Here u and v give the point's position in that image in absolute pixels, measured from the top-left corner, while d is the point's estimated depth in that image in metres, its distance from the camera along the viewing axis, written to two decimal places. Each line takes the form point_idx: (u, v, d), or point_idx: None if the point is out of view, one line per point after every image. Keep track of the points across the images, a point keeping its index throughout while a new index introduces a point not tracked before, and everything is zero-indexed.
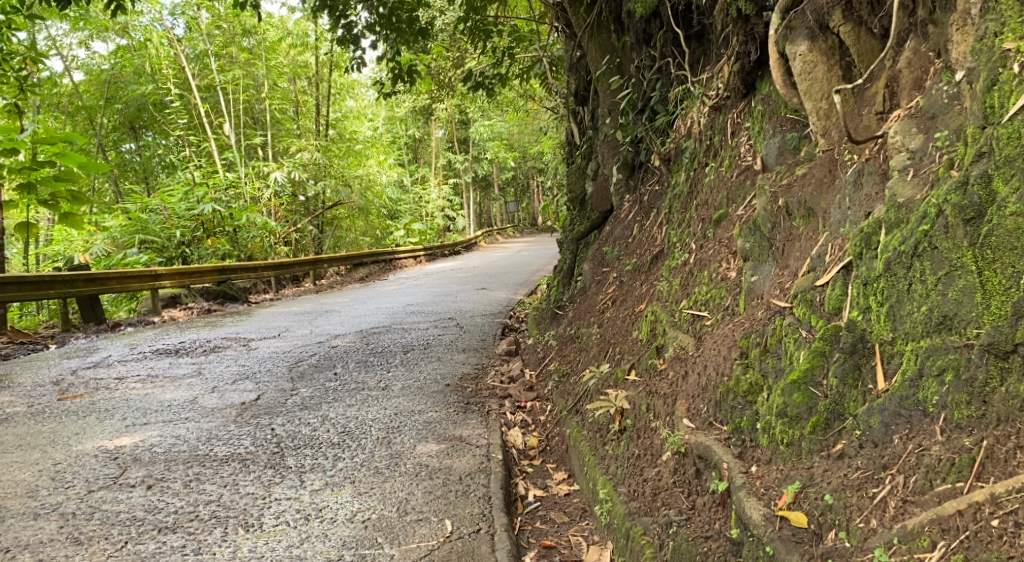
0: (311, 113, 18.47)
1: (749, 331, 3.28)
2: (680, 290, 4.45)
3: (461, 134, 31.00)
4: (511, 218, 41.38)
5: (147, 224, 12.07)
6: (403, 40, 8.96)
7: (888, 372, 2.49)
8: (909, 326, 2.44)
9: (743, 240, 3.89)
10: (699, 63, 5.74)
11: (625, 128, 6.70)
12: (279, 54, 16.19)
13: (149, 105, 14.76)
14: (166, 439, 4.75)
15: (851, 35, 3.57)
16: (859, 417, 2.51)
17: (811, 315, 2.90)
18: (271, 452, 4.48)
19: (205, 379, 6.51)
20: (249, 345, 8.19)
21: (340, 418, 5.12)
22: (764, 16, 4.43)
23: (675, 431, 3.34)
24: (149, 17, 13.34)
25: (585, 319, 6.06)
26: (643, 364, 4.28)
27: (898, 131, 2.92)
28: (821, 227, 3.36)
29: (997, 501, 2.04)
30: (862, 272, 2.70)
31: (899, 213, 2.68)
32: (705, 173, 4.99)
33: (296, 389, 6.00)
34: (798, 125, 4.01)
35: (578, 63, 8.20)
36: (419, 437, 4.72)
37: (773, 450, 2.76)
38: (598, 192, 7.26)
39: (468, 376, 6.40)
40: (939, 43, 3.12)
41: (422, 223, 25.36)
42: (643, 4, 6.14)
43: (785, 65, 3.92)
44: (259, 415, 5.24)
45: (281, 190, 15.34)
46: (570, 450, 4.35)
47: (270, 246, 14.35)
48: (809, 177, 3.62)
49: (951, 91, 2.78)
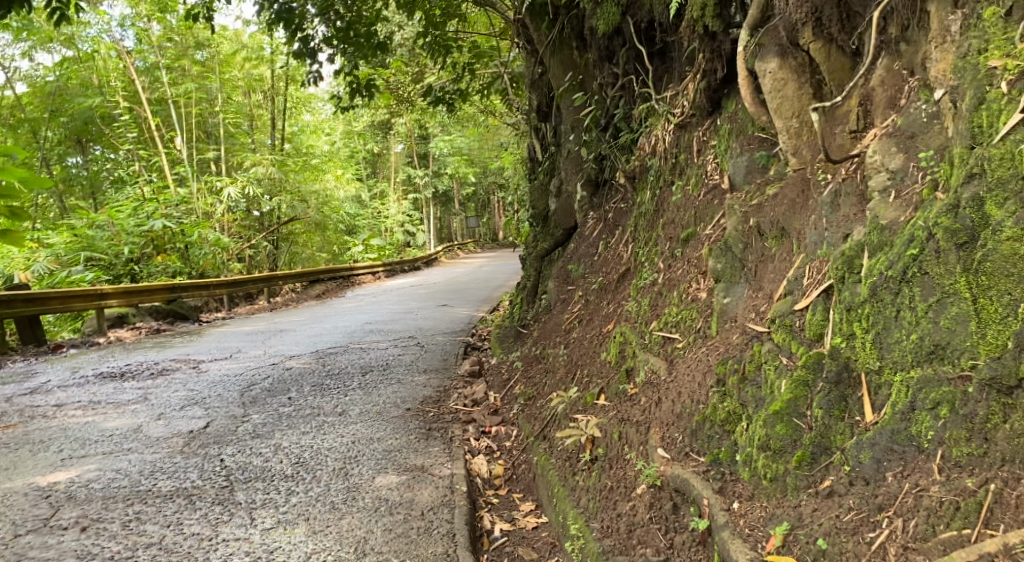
0: (267, 127, 18.09)
1: (725, 357, 3.15)
2: (650, 310, 4.32)
3: (421, 149, 30.79)
4: (473, 234, 41.28)
5: (93, 241, 11.66)
6: (362, 55, 8.78)
7: (877, 404, 2.38)
8: (898, 355, 2.34)
9: (714, 261, 3.77)
10: (663, 81, 5.69)
11: (589, 145, 6.62)
12: (233, 68, 15.84)
13: (96, 118, 14.20)
14: (105, 473, 4.44)
15: (821, 52, 3.51)
16: (848, 451, 2.39)
17: (791, 341, 2.78)
18: (218, 487, 4.21)
19: (151, 406, 6.18)
20: (198, 367, 7.85)
21: (294, 447, 4.86)
22: (731, 34, 4.35)
23: (651, 463, 3.20)
24: (97, 28, 12.92)
25: (551, 339, 5.91)
26: (612, 388, 4.14)
27: (876, 150, 2.82)
28: (796, 249, 3.26)
29: (1012, 552, 1.92)
30: (845, 297, 2.58)
31: (882, 235, 2.58)
32: (671, 192, 4.89)
33: (247, 416, 5.71)
34: (767, 143, 3.95)
35: (540, 79, 8.10)
36: (378, 468, 4.49)
37: (755, 485, 2.63)
38: (562, 209, 7.15)
39: (429, 399, 6.18)
40: (913, 61, 3.06)
41: (381, 239, 25.07)
42: (605, 21, 6.05)
43: (754, 82, 3.84)
44: (208, 444, 4.96)
45: (235, 206, 15.01)
46: (538, 479, 4.19)
47: (223, 263, 13.92)
48: (780, 197, 3.51)
49: (930, 110, 2.71)
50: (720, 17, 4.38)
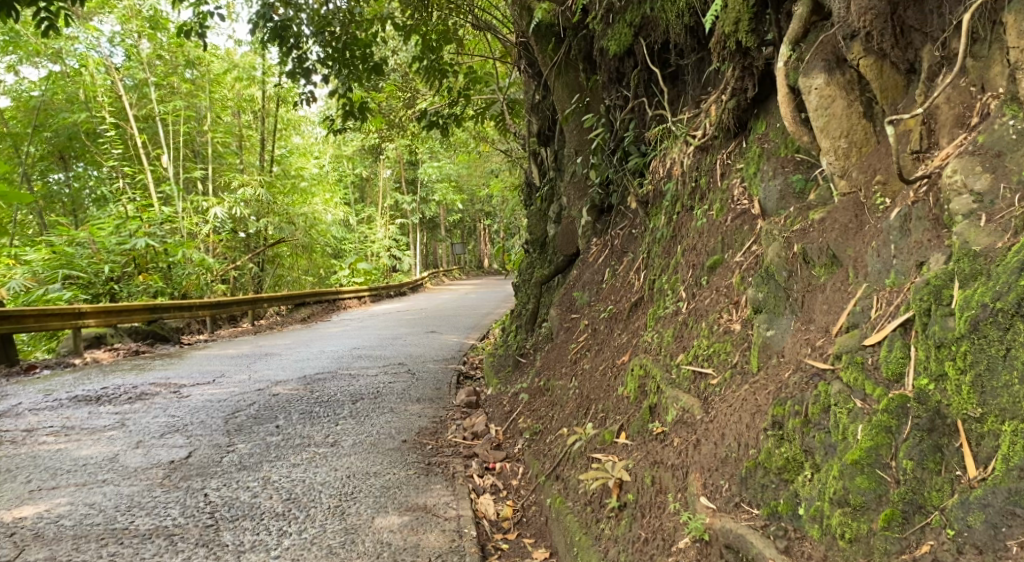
0: (256, 148, 17.70)
1: (779, 397, 2.88)
2: (674, 341, 3.99)
3: (409, 175, 30.56)
4: (459, 261, 40.89)
5: (73, 258, 11.18)
6: (357, 77, 8.48)
7: (980, 457, 2.21)
8: (1007, 402, 2.18)
9: (754, 289, 3.46)
10: (679, 103, 5.44)
11: (597, 168, 6.36)
12: (223, 88, 15.57)
13: (80, 134, 13.80)
14: (77, 508, 4.03)
15: (873, 69, 3.21)
16: (951, 512, 2.20)
17: (864, 381, 2.57)
18: (203, 525, 3.82)
19: (128, 432, 5.75)
20: (179, 391, 7.42)
21: (284, 482, 4.47)
22: (765, 52, 4.02)
23: (693, 514, 2.92)
24: (85, 43, 12.47)
25: (556, 370, 5.58)
26: (635, 426, 3.81)
27: (956, 170, 2.66)
28: (852, 278, 2.98)
29: None
30: (934, 332, 2.41)
31: (975, 263, 2.41)
32: (691, 216, 4.58)
33: (233, 445, 5.32)
34: (803, 166, 3.64)
35: (541, 103, 7.86)
36: (377, 507, 4.11)
37: (828, 545, 2.44)
38: (564, 235, 6.83)
39: (425, 431, 5.80)
40: (984, 77, 2.79)
41: (367, 263, 24.68)
42: (616, 42, 5.75)
43: (796, 101, 3.53)
44: (191, 476, 4.56)
45: (220, 226, 14.72)
46: (552, 523, 3.85)
47: (206, 284, 13.48)
48: (830, 221, 3.21)
49: (1019, 127, 2.55)
50: (755, 33, 4.03)
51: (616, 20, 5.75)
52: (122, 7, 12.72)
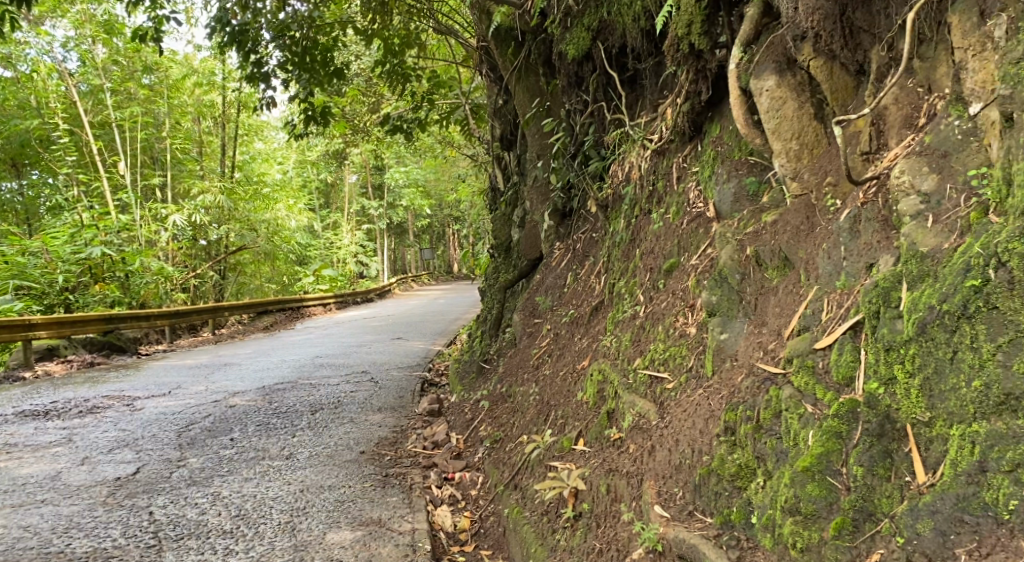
0: (216, 154, 17.38)
1: (732, 402, 2.85)
2: (631, 346, 3.93)
3: (375, 180, 30.26)
4: (428, 266, 40.65)
5: (25, 268, 10.77)
6: (319, 82, 8.31)
7: (929, 463, 2.18)
8: (955, 406, 2.14)
9: (707, 293, 3.41)
10: (636, 106, 5.39)
11: (557, 172, 6.30)
12: (182, 93, 15.26)
13: (33, 140, 13.34)
14: (11, 532, 3.86)
15: (823, 70, 3.19)
16: (900, 519, 2.17)
17: (815, 386, 2.54)
18: (144, 546, 3.67)
19: (75, 448, 5.55)
20: (132, 405, 7.20)
21: (235, 497, 4.33)
22: (718, 54, 3.97)
23: (647, 523, 2.86)
24: (37, 48, 12.18)
25: (518, 376, 5.50)
26: (592, 432, 3.74)
27: (904, 170, 2.64)
28: (804, 280, 2.95)
29: None
30: (883, 335, 2.38)
31: (922, 264, 2.39)
32: (649, 220, 4.53)
33: (184, 460, 5.15)
34: (757, 168, 3.61)
35: (503, 107, 7.79)
36: (330, 523, 3.99)
37: (780, 554, 2.39)
38: (526, 239, 6.77)
39: (385, 441, 5.68)
40: (931, 77, 2.78)
41: (333, 269, 24.35)
42: (574, 45, 5.69)
43: (747, 103, 3.50)
44: (136, 494, 4.40)
45: (180, 234, 14.38)
46: (509, 533, 3.76)
47: (165, 293, 13.17)
48: (781, 223, 3.19)
49: (964, 127, 2.54)
50: (708, 35, 3.98)
51: (574, 24, 5.70)
52: (76, 11, 12.38)
